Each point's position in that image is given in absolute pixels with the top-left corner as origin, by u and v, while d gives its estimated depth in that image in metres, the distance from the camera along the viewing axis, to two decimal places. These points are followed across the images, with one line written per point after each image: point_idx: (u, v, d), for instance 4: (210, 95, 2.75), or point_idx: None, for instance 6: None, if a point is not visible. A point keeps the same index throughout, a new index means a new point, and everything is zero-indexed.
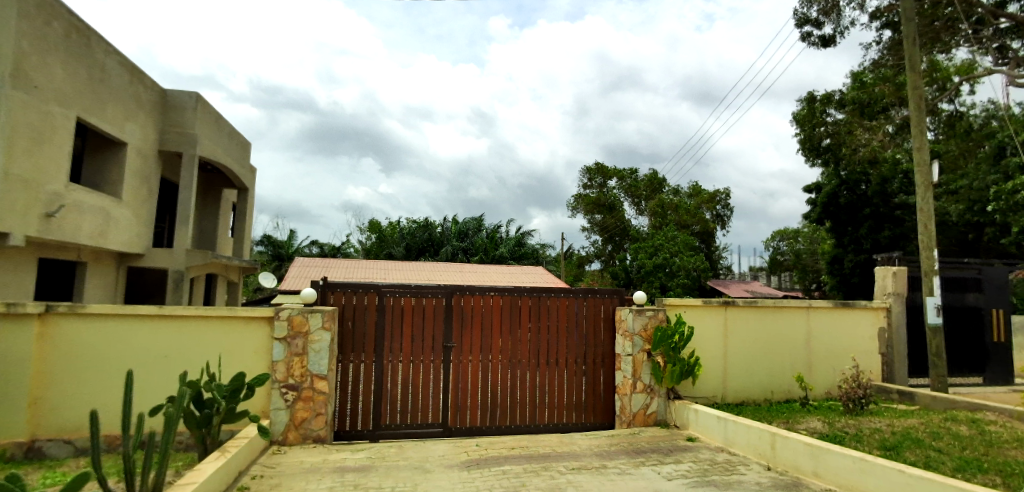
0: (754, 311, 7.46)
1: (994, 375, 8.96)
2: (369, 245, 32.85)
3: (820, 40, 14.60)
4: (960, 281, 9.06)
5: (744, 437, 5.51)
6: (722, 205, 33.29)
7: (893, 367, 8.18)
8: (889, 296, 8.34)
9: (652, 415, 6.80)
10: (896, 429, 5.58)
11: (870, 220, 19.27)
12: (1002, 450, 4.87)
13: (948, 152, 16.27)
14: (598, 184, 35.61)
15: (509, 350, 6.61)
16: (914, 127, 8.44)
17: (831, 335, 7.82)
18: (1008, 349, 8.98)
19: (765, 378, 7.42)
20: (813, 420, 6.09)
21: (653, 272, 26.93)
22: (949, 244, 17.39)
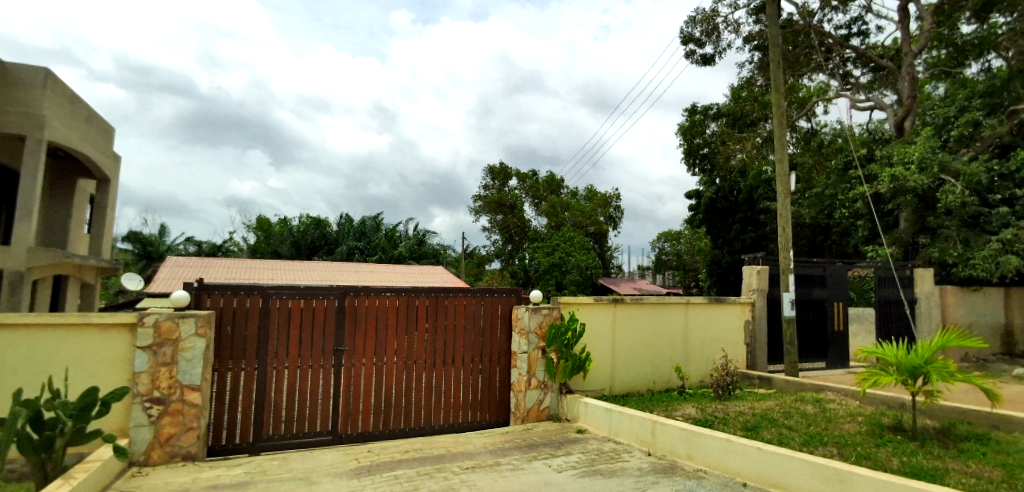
0: (640, 307, 7.96)
1: (834, 359, 10.32)
2: (255, 243, 30.66)
3: (701, 58, 15.94)
4: (809, 277, 10.30)
5: (627, 425, 5.84)
6: (614, 207, 35.21)
7: (755, 355, 9.11)
8: (754, 292, 9.30)
9: (545, 410, 6.99)
10: (757, 411, 6.22)
11: (739, 224, 21.14)
12: (839, 424, 5.62)
13: (803, 164, 18.49)
14: (499, 185, 36.17)
15: (405, 351, 6.48)
16: (776, 139, 9.46)
17: (705, 328, 8.55)
18: (845, 336, 10.39)
19: (648, 370, 7.94)
20: (687, 407, 6.63)
21: (549, 270, 27.91)
22: (802, 245, 19.72)
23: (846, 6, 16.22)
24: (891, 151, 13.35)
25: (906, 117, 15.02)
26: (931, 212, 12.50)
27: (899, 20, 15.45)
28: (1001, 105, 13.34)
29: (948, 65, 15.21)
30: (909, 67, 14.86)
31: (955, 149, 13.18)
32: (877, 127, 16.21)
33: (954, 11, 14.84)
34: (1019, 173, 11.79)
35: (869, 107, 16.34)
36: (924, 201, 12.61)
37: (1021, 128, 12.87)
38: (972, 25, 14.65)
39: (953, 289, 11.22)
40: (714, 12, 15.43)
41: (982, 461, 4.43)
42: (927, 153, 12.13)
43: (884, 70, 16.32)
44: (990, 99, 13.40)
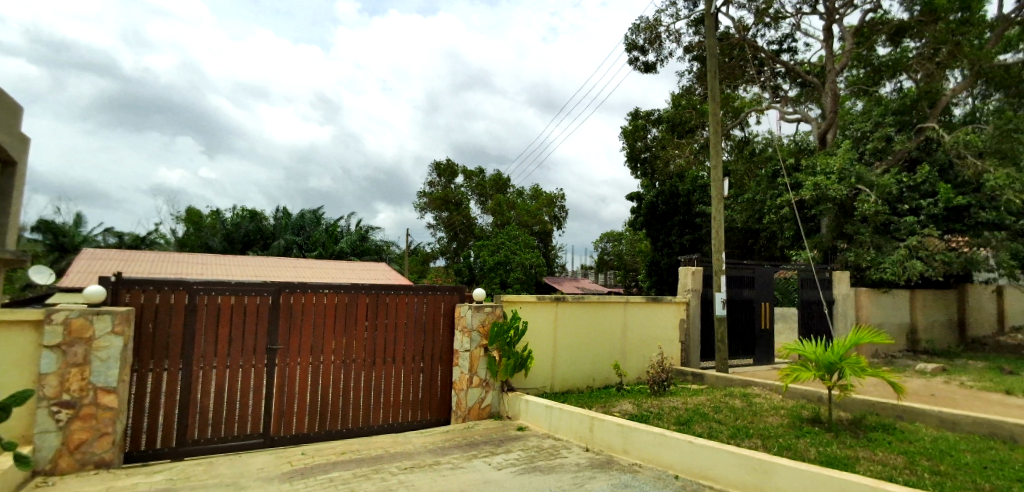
0: (582, 306, 8.11)
1: (761, 356, 10.92)
2: (183, 236, 28.97)
3: (643, 65, 16.43)
4: (740, 278, 10.83)
5: (567, 422, 5.94)
6: (559, 207, 35.71)
7: (689, 352, 9.49)
8: (689, 292, 9.69)
9: (486, 408, 6.99)
10: (689, 406, 6.49)
11: (677, 227, 21.94)
12: (764, 417, 5.94)
13: (737, 171, 19.46)
14: (444, 182, 35.87)
15: (343, 349, 6.30)
16: (711, 147, 9.86)
17: (642, 326, 8.82)
18: (771, 334, 11.01)
19: (587, 367, 8.10)
20: (624, 403, 6.82)
21: (494, 268, 28.01)
22: (734, 248, 20.72)
23: (778, 23, 17.16)
24: (815, 162, 14.26)
25: (829, 129, 16.09)
26: (848, 219, 13.45)
27: (824, 39, 16.54)
28: (910, 122, 14.55)
29: (865, 84, 16.30)
30: (832, 83, 15.90)
31: (870, 161, 14.23)
32: (803, 138, 17.25)
33: (872, 34, 16.08)
34: (925, 185, 12.88)
35: (796, 119, 17.35)
36: (842, 208, 13.53)
37: (927, 144, 14.08)
38: (888, 48, 15.92)
39: (867, 290, 12.11)
40: (656, 21, 15.92)
41: (887, 449, 4.82)
42: (847, 165, 13.05)
43: (810, 85, 17.40)
44: (901, 116, 14.58)
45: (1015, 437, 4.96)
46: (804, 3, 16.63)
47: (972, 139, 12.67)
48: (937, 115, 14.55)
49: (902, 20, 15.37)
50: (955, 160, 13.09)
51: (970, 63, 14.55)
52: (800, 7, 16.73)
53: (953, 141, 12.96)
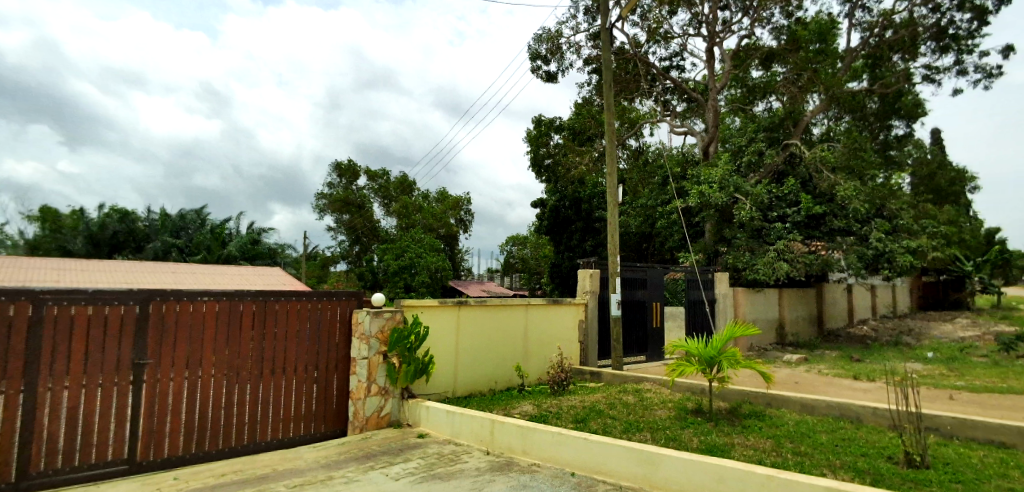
0: (483, 309, 8.12)
1: (652, 353, 11.60)
2: (34, 238, 25.32)
3: (545, 74, 16.91)
4: (634, 280, 11.42)
5: (467, 426, 5.89)
6: (465, 211, 35.66)
7: (587, 351, 9.85)
8: (587, 294, 10.07)
9: (386, 417, 6.74)
10: (586, 403, 6.71)
11: (579, 232, 22.75)
12: (653, 411, 6.29)
13: (632, 179, 20.63)
14: (345, 183, 34.48)
15: (225, 361, 5.80)
16: (606, 154, 10.31)
17: (542, 328, 9.01)
18: (661, 332, 11.74)
19: (489, 370, 8.12)
20: (525, 404, 6.92)
21: (398, 272, 27.38)
22: (629, 252, 21.90)
23: (667, 42, 18.40)
24: (699, 172, 15.45)
25: (711, 142, 17.55)
26: (728, 225, 14.69)
27: (706, 60, 18.01)
28: (778, 139, 16.22)
29: (741, 102, 18.13)
30: (713, 100, 17.32)
31: (746, 173, 15.66)
32: (689, 150, 18.64)
33: (746, 58, 17.54)
34: (790, 195, 14.41)
35: (684, 132, 18.70)
36: (723, 215, 14.78)
37: (791, 158, 15.75)
38: (760, 71, 17.66)
39: (742, 290, 13.31)
40: (558, 32, 16.44)
41: (758, 435, 5.29)
42: (725, 176, 14.32)
43: (694, 102, 18.85)
44: (771, 133, 16.21)
45: (861, 417, 5.67)
46: (689, 25, 18.00)
47: (827, 156, 14.41)
48: (799, 133, 16.37)
49: (771, 47, 17.04)
50: (813, 174, 14.78)
51: (824, 88, 16.35)
52: (686, 28, 18.08)
53: (811, 157, 14.69)
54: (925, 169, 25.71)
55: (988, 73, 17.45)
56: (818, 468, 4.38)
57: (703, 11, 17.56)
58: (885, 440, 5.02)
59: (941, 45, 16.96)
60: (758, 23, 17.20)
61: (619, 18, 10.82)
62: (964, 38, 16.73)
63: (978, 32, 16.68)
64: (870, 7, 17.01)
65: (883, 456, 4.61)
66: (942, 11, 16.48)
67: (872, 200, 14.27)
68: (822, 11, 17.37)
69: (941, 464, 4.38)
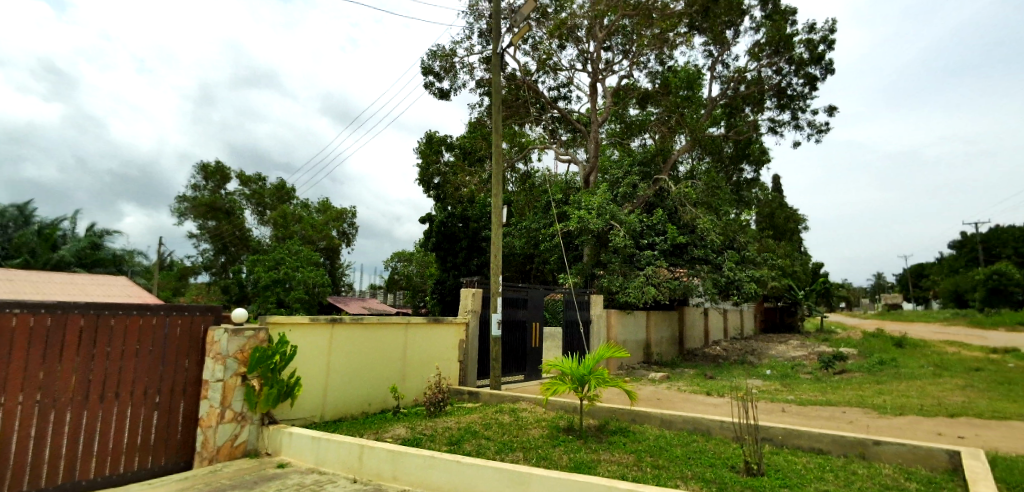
0: (359, 327, 7.77)
1: (530, 372, 11.84)
2: None
3: (438, 91, 16.93)
4: (516, 300, 11.64)
5: (333, 453, 5.52)
6: (349, 223, 34.15)
7: (467, 371, 9.80)
8: (468, 313, 10.07)
9: (240, 445, 6.08)
10: (461, 425, 6.63)
11: (465, 250, 22.77)
12: (527, 430, 6.38)
13: (519, 201, 21.20)
14: (213, 186, 31.49)
15: (39, 386, 4.91)
16: (493, 175, 10.46)
17: (421, 348, 8.82)
18: (539, 351, 12.05)
19: (363, 392, 7.74)
20: (398, 427, 6.67)
21: (269, 286, 25.40)
22: (513, 272, 22.36)
23: (556, 74, 19.34)
24: (580, 198, 16.31)
25: (591, 172, 18.63)
26: (604, 250, 15.59)
27: (590, 94, 19.21)
28: (650, 173, 17.65)
29: (619, 136, 19.60)
30: (595, 133, 18.45)
31: (621, 202, 16.81)
32: (571, 178, 19.64)
33: (625, 97, 19.07)
34: (658, 225, 15.68)
35: (568, 160, 19.66)
36: (600, 240, 15.68)
37: (660, 192, 17.16)
38: (637, 110, 19.23)
39: (615, 312, 14.13)
40: (452, 51, 16.57)
41: (622, 450, 5.57)
42: (603, 204, 15.26)
43: (578, 133, 19.98)
44: (644, 168, 17.61)
45: (710, 430, 6.21)
46: (576, 61, 19.14)
47: (690, 192, 15.96)
48: (668, 169, 17.95)
49: (647, 89, 18.67)
50: (679, 207, 16.26)
51: (689, 131, 18.11)
52: (573, 63, 19.17)
53: (677, 192, 16.23)
54: (768, 208, 29.40)
55: (817, 130, 20.50)
56: (672, 480, 4.70)
57: (589, 49, 18.74)
58: (729, 451, 5.54)
59: (782, 102, 19.68)
60: (636, 66, 18.71)
61: (511, 46, 11.20)
62: (799, 98, 19.53)
63: (810, 95, 19.59)
64: (728, 63, 19.33)
65: (727, 466, 5.08)
66: (783, 74, 19.14)
67: (726, 233, 16.00)
68: (690, 62, 19.38)
69: (774, 471, 4.91)
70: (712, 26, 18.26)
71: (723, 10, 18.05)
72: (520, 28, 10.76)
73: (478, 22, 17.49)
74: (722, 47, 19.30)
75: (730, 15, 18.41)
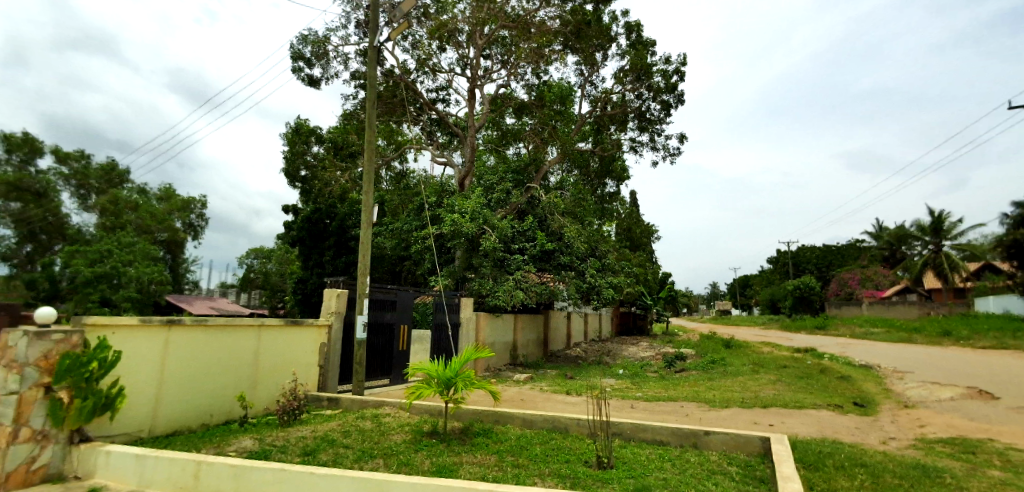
0: (202, 329, 7.00)
1: (395, 376, 11.54)
2: None
3: (308, 78, 15.94)
4: (384, 302, 11.27)
5: (163, 471, 4.86)
6: (197, 214, 30.69)
7: (327, 377, 9.26)
8: (331, 315, 9.55)
9: (39, 470, 5.06)
10: (318, 434, 6.24)
11: (332, 248, 21.58)
12: (389, 436, 6.19)
13: (391, 201, 20.67)
14: (19, 161, 26.39)
15: None
16: (364, 173, 10.04)
17: (275, 352, 8.16)
18: (406, 355, 11.80)
19: (204, 402, 6.96)
20: (245, 439, 6.09)
21: (91, 282, 21.87)
22: (383, 273, 21.67)
23: (434, 75, 19.20)
24: (454, 202, 16.33)
25: (467, 176, 18.77)
26: (475, 253, 15.77)
27: (468, 99, 19.36)
28: (523, 181, 18.25)
29: (495, 143, 20.04)
30: (472, 137, 18.59)
31: (494, 208, 17.13)
32: (446, 181, 19.63)
33: (502, 105, 19.60)
34: (529, 231, 16.23)
35: (443, 163, 19.57)
36: (472, 244, 15.87)
37: (532, 200, 17.82)
38: (513, 119, 19.81)
39: (484, 315, 14.33)
40: (325, 38, 15.66)
41: (485, 451, 5.64)
42: (476, 208, 15.44)
43: (454, 136, 20.04)
44: (517, 176, 18.14)
45: (567, 427, 6.53)
46: (456, 65, 19.18)
47: (558, 202, 16.76)
48: (538, 179, 18.72)
49: (523, 100, 19.31)
50: (548, 215, 16.98)
51: (559, 144, 19.01)
52: (452, 67, 19.19)
53: (547, 201, 16.96)
54: (626, 222, 31.95)
55: (670, 153, 22.69)
56: (530, 478, 4.85)
57: (469, 55, 18.89)
58: (584, 447, 5.87)
59: (642, 125, 21.52)
60: (513, 77, 19.28)
61: (388, 40, 10.86)
62: (656, 123, 21.43)
63: (665, 120, 21.63)
64: (597, 84, 20.67)
65: (581, 461, 5.38)
66: (643, 99, 20.92)
67: (589, 242, 17.05)
68: (563, 79, 20.37)
69: (621, 463, 5.30)
70: (584, 47, 19.34)
71: (594, 34, 19.26)
72: (398, 24, 10.50)
73: (356, 12, 16.80)
74: (591, 68, 20.56)
75: (600, 39, 19.66)
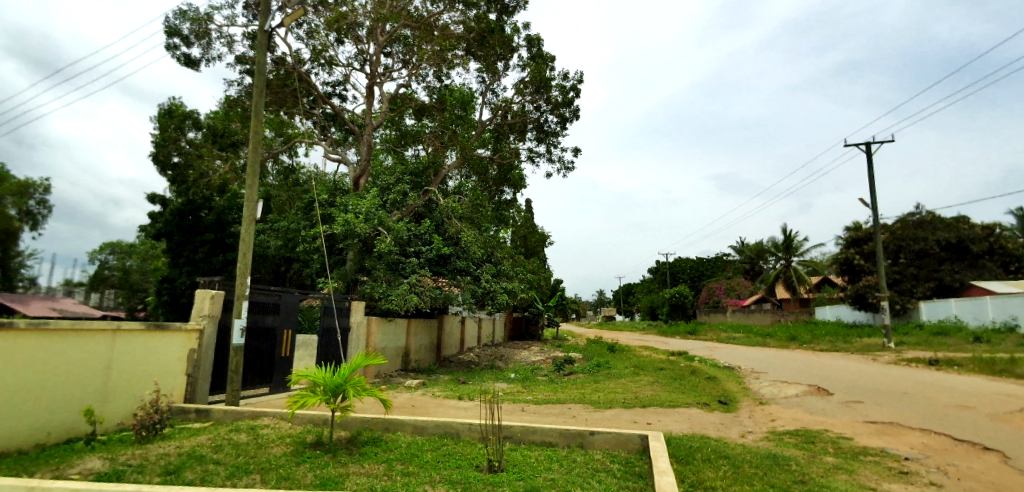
0: (41, 335, 6.05)
1: (276, 384, 10.77)
2: None
3: (185, 58, 14.50)
4: (265, 305, 10.48)
5: None
6: (38, 201, 26.55)
7: (196, 386, 8.41)
8: (204, 319, 8.70)
9: None
10: (183, 450, 5.64)
11: (206, 245, 19.68)
12: (267, 449, 5.76)
13: (278, 198, 19.36)
14: None
15: None
16: (248, 165, 9.31)
17: (134, 359, 7.27)
18: (288, 361, 11.07)
19: (40, 419, 6.01)
20: (91, 460, 5.34)
21: None
22: (265, 274, 20.15)
23: (331, 68, 18.37)
24: (348, 201, 15.69)
25: (362, 175, 18.03)
26: (369, 255, 15.30)
27: (366, 96, 18.72)
28: (421, 184, 18.00)
29: (393, 143, 19.60)
30: (369, 136, 17.95)
31: (389, 210, 16.73)
32: (340, 179, 18.81)
33: (402, 105, 19.23)
34: (425, 235, 16.01)
35: (337, 160, 18.72)
36: (365, 245, 15.36)
37: (429, 203, 17.65)
38: (412, 120, 19.51)
39: (376, 319, 13.86)
40: (208, 16, 14.35)
41: (373, 461, 5.44)
42: (371, 209, 14.96)
43: (350, 133, 19.33)
44: (414, 178, 17.86)
45: (458, 433, 6.50)
46: (354, 59, 18.49)
47: (456, 206, 16.75)
48: (437, 182, 18.55)
49: (423, 102, 19.05)
50: (445, 219, 16.89)
51: (459, 149, 18.93)
52: (350, 61, 18.47)
53: (445, 205, 16.86)
54: (522, 230, 32.73)
55: (565, 165, 23.61)
56: (421, 485, 4.76)
57: (368, 51, 18.31)
58: (475, 451, 5.88)
59: (540, 136, 22.15)
60: (414, 77, 19.01)
61: (281, 26, 10.19)
62: (553, 135, 22.18)
63: (561, 133, 22.46)
64: (497, 93, 20.99)
65: (472, 466, 5.39)
66: (541, 111, 21.58)
67: (485, 247, 17.19)
68: (464, 84, 20.45)
69: (511, 466, 5.38)
70: (486, 55, 19.36)
71: (496, 43, 19.30)
72: (293, 10, 9.91)
73: None
74: (493, 76, 20.84)
75: (501, 50, 19.81)
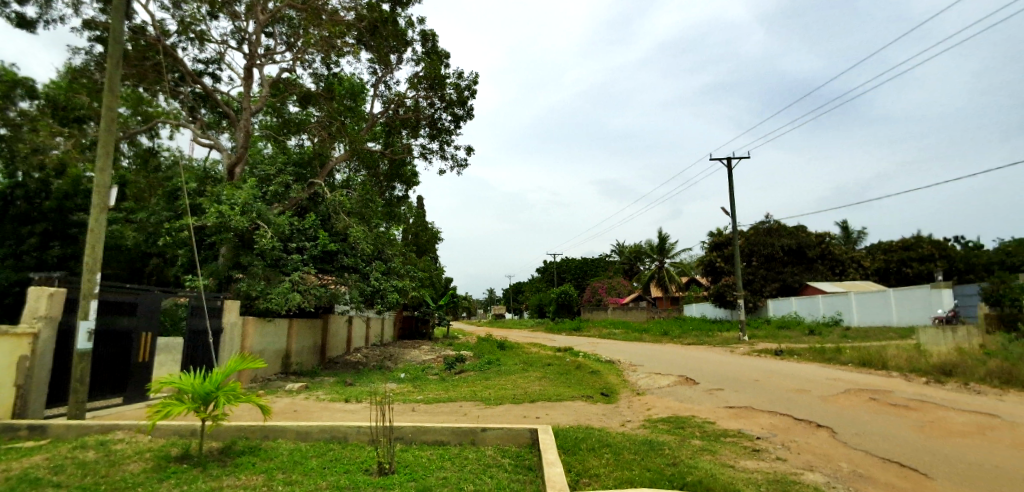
0: None
1: (131, 393, 9.58)
2: None
3: (16, 16, 12.37)
4: (119, 304, 9.27)
5: None
6: None
7: (27, 400, 7.20)
8: (38, 320, 7.46)
9: None
10: (11, 474, 4.82)
11: (37, 236, 16.75)
12: (121, 467, 5.10)
13: (135, 184, 17.19)
14: None
15: None
16: (99, 145, 8.16)
17: None
18: (147, 367, 9.89)
19: None
20: None
21: None
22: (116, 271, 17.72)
23: (202, 44, 16.69)
24: (221, 190, 14.37)
25: (237, 163, 16.38)
26: (245, 251, 14.15)
27: (243, 78, 17.26)
28: (305, 176, 16.95)
29: (274, 131, 18.45)
30: (246, 121, 16.49)
31: (270, 202, 15.60)
32: (211, 166, 17.15)
33: (285, 91, 18.05)
34: (310, 230, 15.14)
35: (209, 145, 17.09)
36: (241, 240, 14.17)
37: (315, 197, 16.70)
38: (297, 107, 18.37)
39: (252, 319, 12.84)
40: None
41: (250, 472, 5.04)
42: (249, 200, 13.86)
43: (224, 117, 17.78)
44: (298, 169, 16.84)
45: (345, 437, 6.24)
46: (230, 37, 16.94)
47: (344, 200, 16.06)
48: (323, 175, 17.62)
49: (309, 89, 17.96)
50: (332, 213, 16.09)
51: (348, 141, 18.03)
52: (225, 38, 16.89)
53: (331, 199, 16.06)
54: (413, 229, 32.16)
55: (458, 163, 23.57)
56: None
57: (246, 29, 16.91)
58: (363, 455, 5.68)
59: (433, 133, 21.86)
60: (299, 62, 17.93)
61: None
62: (446, 132, 22.02)
63: (455, 132, 22.39)
64: (390, 86, 20.43)
65: (361, 470, 5.20)
66: (435, 108, 21.36)
67: (375, 245, 16.63)
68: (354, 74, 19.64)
69: (402, 468, 5.27)
70: (378, 46, 18.85)
71: (389, 34, 18.86)
72: None
73: None
74: (385, 68, 20.22)
75: (395, 42, 19.37)
